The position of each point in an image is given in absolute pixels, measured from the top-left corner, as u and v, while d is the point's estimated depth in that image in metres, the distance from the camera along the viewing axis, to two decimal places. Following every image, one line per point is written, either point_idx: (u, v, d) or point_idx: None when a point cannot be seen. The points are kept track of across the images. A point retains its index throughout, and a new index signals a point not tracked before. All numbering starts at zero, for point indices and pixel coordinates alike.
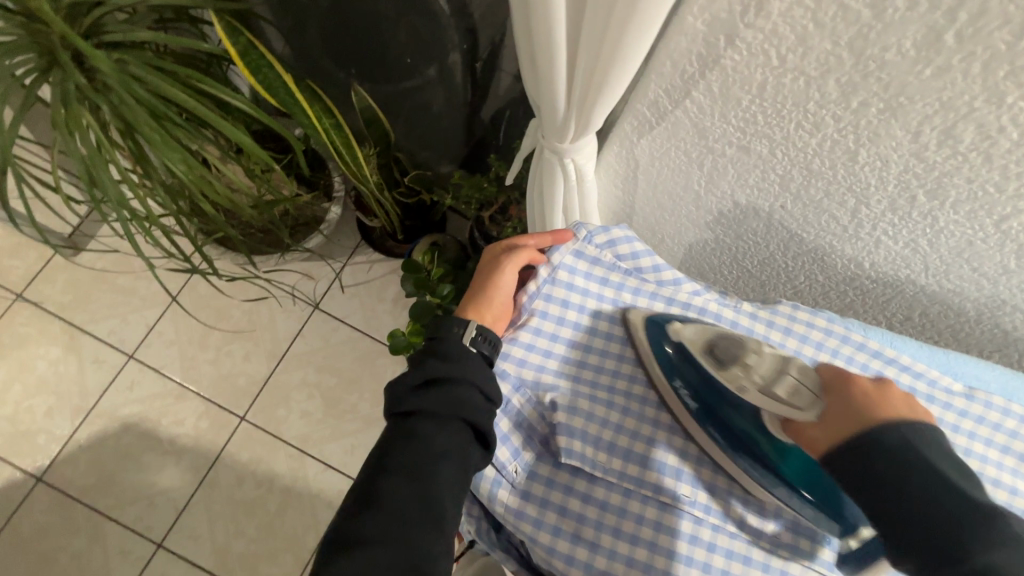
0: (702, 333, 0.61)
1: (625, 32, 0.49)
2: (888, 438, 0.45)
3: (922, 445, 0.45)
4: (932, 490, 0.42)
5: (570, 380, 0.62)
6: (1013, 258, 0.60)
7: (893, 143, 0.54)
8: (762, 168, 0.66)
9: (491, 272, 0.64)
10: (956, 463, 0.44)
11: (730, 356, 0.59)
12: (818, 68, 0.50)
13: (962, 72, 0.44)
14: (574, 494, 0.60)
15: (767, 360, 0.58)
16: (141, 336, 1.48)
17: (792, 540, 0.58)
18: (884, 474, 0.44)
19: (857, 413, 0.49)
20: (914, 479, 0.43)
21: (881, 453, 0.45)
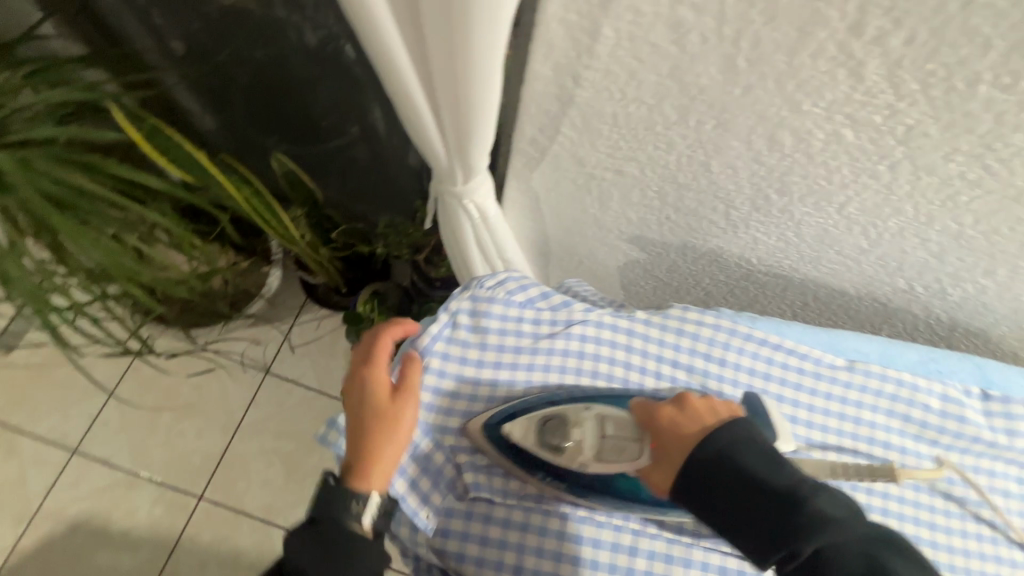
0: (529, 424, 0.60)
1: (473, 85, 0.53)
2: (706, 459, 0.50)
3: (733, 450, 0.50)
4: (758, 493, 0.47)
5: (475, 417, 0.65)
6: (863, 240, 0.67)
7: (735, 152, 0.60)
8: (639, 187, 0.73)
9: (382, 418, 0.59)
10: (770, 456, 0.50)
11: (561, 439, 0.59)
12: (654, 97, 0.57)
13: (762, 89, 0.51)
14: (494, 522, 0.63)
15: (588, 431, 0.58)
16: (85, 428, 1.43)
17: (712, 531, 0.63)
18: (719, 495, 0.49)
19: (674, 444, 0.53)
20: (741, 489, 0.48)
21: (702, 473, 0.50)
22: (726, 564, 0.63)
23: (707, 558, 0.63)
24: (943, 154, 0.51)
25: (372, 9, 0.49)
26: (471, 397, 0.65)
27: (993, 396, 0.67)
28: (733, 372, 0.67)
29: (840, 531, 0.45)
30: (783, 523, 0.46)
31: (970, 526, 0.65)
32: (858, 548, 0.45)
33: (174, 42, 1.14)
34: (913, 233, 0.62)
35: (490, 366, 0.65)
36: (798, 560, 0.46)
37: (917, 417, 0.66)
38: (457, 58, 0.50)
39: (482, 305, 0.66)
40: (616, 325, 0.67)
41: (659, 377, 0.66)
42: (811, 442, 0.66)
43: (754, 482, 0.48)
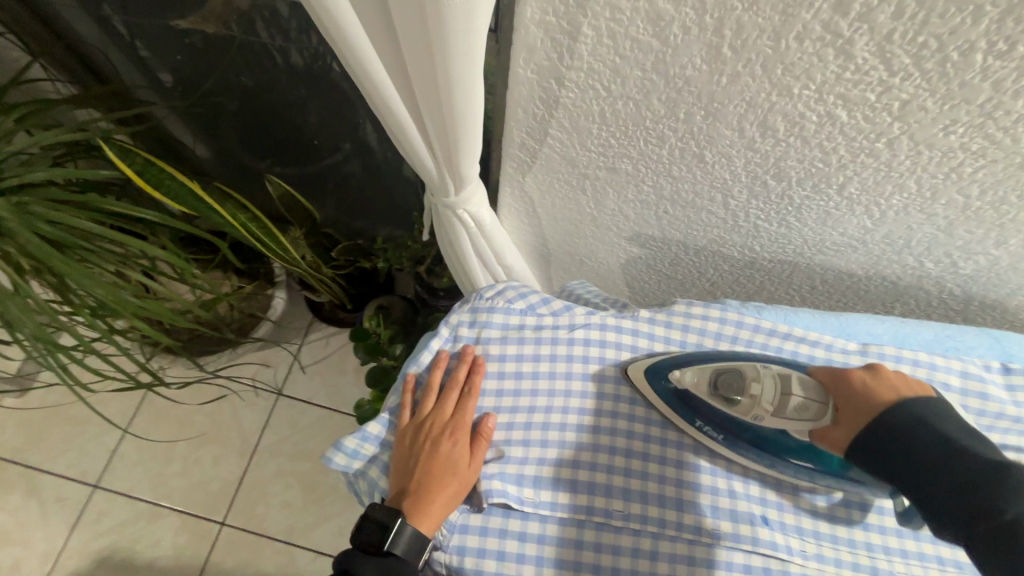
0: (703, 373, 0.60)
1: (458, 93, 0.51)
2: (902, 416, 0.49)
3: (932, 418, 0.49)
4: (954, 454, 0.45)
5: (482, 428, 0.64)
6: (867, 219, 0.65)
7: (727, 142, 0.59)
8: (634, 183, 0.71)
9: (458, 472, 0.62)
10: (968, 432, 0.48)
11: (734, 392, 0.58)
12: (640, 92, 0.56)
13: (749, 75, 0.50)
14: (509, 536, 0.61)
15: (769, 387, 0.57)
16: (104, 463, 1.44)
17: (732, 528, 0.61)
18: (905, 454, 0.47)
19: (861, 402, 0.53)
20: (932, 449, 0.46)
21: (895, 425, 0.49)
22: (751, 562, 0.60)
23: (729, 558, 0.60)
24: (942, 127, 0.49)
25: (349, 34, 0.48)
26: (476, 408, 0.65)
27: (1014, 369, 0.63)
28: None
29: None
30: (976, 486, 0.43)
31: None
32: None
33: (163, 74, 1.14)
34: (918, 208, 0.61)
35: (493, 377, 0.65)
36: (998, 520, 0.42)
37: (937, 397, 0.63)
38: (438, 69, 0.48)
39: (482, 315, 0.66)
40: (619, 327, 0.66)
41: None
42: None
43: (948, 445, 0.46)
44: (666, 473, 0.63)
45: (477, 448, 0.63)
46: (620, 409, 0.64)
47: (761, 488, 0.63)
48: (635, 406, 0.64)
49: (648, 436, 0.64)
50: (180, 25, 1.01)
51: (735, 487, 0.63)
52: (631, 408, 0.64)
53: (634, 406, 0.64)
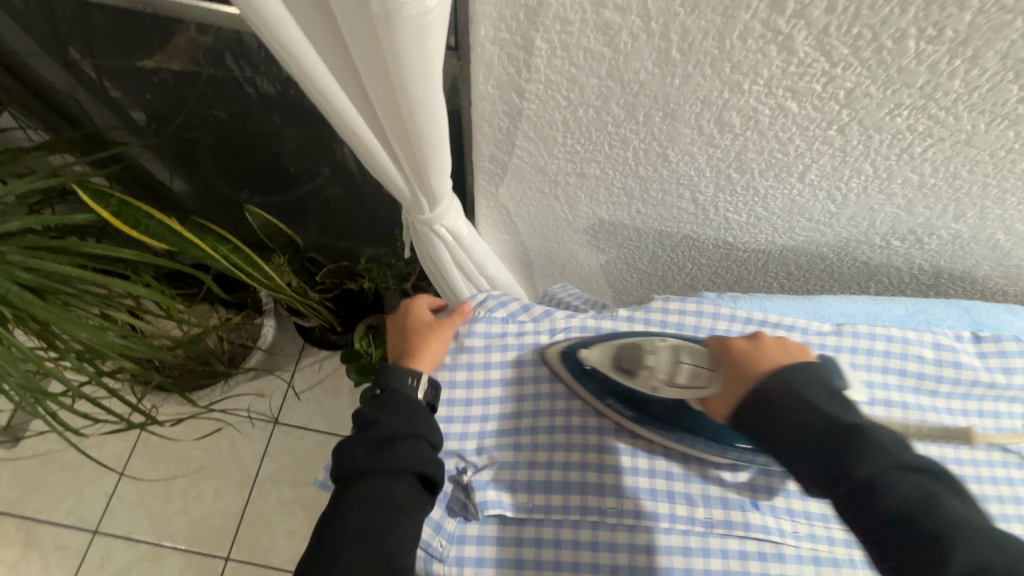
0: (606, 350, 0.62)
1: (420, 108, 0.51)
2: (773, 385, 0.50)
3: (801, 384, 0.49)
4: (818, 420, 0.47)
5: (475, 438, 0.64)
6: (831, 204, 0.67)
7: (689, 140, 0.61)
8: (604, 185, 0.73)
9: (430, 326, 0.66)
10: (832, 390, 0.49)
11: (633, 364, 0.60)
12: (598, 98, 0.57)
13: (700, 75, 0.51)
14: (507, 544, 0.62)
15: (664, 357, 0.59)
16: (103, 507, 1.43)
17: (723, 516, 0.62)
18: (777, 420, 0.49)
19: (740, 374, 0.54)
20: (801, 416, 0.47)
21: (766, 396, 0.50)
22: (746, 548, 0.61)
23: (726, 545, 0.61)
24: (888, 110, 0.51)
25: (304, 63, 0.49)
26: (466, 417, 0.64)
27: (985, 337, 0.65)
28: None
29: (895, 459, 0.44)
30: (834, 450, 0.45)
31: (1006, 471, 0.63)
32: (909, 475, 0.44)
33: (134, 112, 1.15)
34: (877, 189, 0.62)
35: (479, 385, 0.65)
36: (850, 483, 0.44)
37: (913, 370, 0.65)
38: (396, 86, 0.49)
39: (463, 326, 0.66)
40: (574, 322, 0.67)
41: None
42: None
43: (815, 411, 0.47)
44: (657, 467, 0.63)
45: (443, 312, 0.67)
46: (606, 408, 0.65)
47: (749, 476, 0.64)
48: None
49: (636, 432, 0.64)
50: (147, 64, 1.02)
51: (724, 477, 0.64)
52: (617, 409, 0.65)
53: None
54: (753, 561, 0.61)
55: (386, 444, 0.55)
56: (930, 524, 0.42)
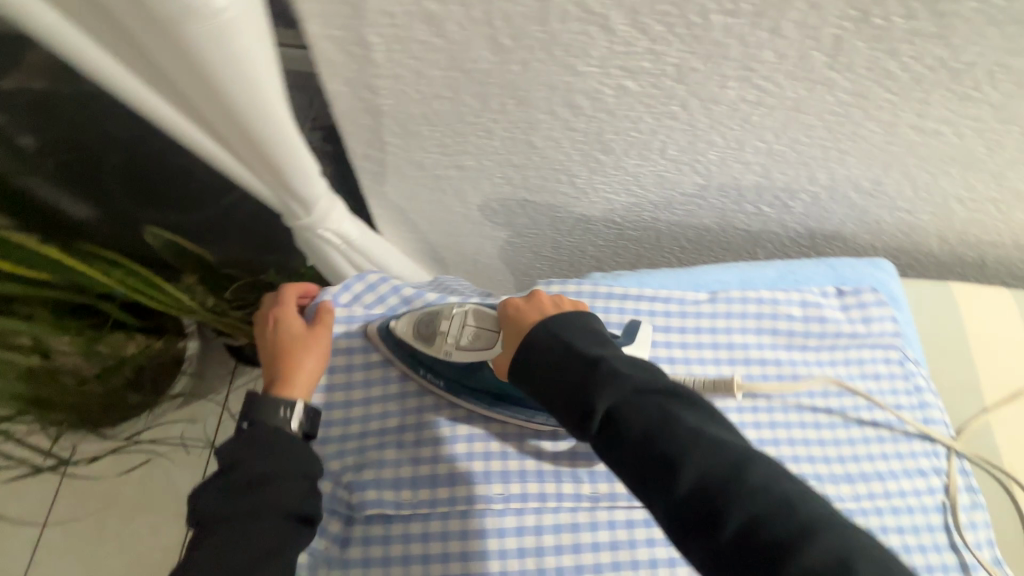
0: (410, 319, 0.64)
1: (261, 126, 0.51)
2: (539, 335, 0.51)
3: (562, 330, 0.50)
4: (567, 359, 0.48)
5: (356, 439, 0.64)
6: (698, 177, 0.69)
7: (549, 126, 0.62)
8: (484, 176, 0.73)
9: (296, 349, 0.63)
10: (588, 333, 0.50)
11: (432, 331, 0.62)
12: (448, 89, 0.57)
13: (536, 60, 0.52)
14: (394, 541, 0.61)
15: (455, 323, 0.61)
16: (28, 558, 1.34)
17: (608, 489, 0.63)
18: (540, 368, 0.49)
19: (515, 331, 0.55)
20: (557, 360, 0.48)
21: (534, 348, 0.50)
22: (632, 517, 0.63)
23: (612, 517, 0.63)
24: (717, 83, 0.53)
25: (122, 77, 0.48)
26: (346, 420, 0.65)
27: (847, 291, 0.70)
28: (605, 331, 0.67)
29: (635, 386, 0.45)
30: (580, 386, 0.46)
31: (877, 414, 0.67)
32: (646, 400, 0.44)
33: (21, 137, 1.02)
34: (733, 159, 0.65)
35: (359, 387, 0.66)
36: (594, 417, 0.44)
37: (784, 328, 0.69)
38: (228, 105, 0.48)
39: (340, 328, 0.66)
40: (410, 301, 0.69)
41: None
42: (705, 362, 0.67)
43: (568, 354, 0.48)
44: (543, 449, 0.64)
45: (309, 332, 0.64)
46: None
47: None
48: None
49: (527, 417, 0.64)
50: None
51: None
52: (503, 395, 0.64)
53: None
54: (640, 528, 0.63)
55: (247, 488, 0.54)
56: (664, 444, 0.42)
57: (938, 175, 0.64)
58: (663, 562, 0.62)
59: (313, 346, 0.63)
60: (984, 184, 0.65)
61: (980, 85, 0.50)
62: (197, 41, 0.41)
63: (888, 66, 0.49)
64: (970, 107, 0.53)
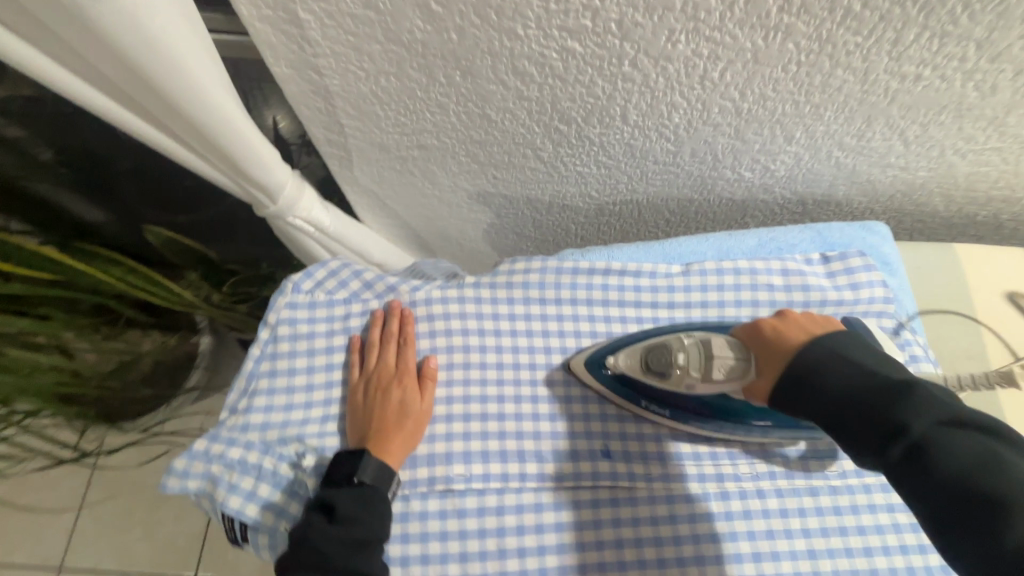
0: (634, 355, 0.59)
1: (200, 116, 0.52)
2: (819, 357, 0.47)
3: (844, 351, 0.47)
4: (866, 379, 0.44)
5: (318, 422, 0.59)
6: (668, 143, 0.65)
7: (500, 96, 0.59)
8: (449, 154, 0.72)
9: (402, 420, 0.57)
10: (886, 364, 0.46)
11: (665, 366, 0.56)
12: (391, 63, 0.56)
13: (471, 26, 0.50)
14: None
15: (694, 354, 0.55)
16: (65, 545, 1.41)
17: (575, 469, 0.60)
18: (831, 387, 0.45)
19: (779, 352, 0.50)
20: (851, 386, 0.44)
21: (821, 373, 0.46)
22: (599, 497, 0.59)
23: (578, 498, 0.59)
24: (666, 38, 0.50)
25: (57, 77, 0.49)
26: (307, 404, 0.59)
27: (832, 256, 0.65)
28: (572, 308, 0.65)
29: (949, 415, 0.41)
30: (885, 407, 0.42)
31: None
32: (968, 434, 0.40)
33: None
34: (701, 121, 0.61)
35: (321, 370, 0.61)
36: (902, 438, 0.41)
37: (763, 299, 0.65)
38: (160, 93, 0.49)
39: (303, 314, 0.62)
40: (372, 285, 0.64)
41: (500, 334, 0.64)
42: None
43: (864, 378, 0.44)
44: (506, 429, 0.61)
45: (416, 403, 0.58)
46: (454, 376, 0.62)
47: (602, 424, 0.62)
48: (468, 370, 0.62)
49: (486, 396, 0.61)
50: None
51: (575, 429, 0.62)
52: (465, 373, 0.62)
53: (484, 369, 0.62)
54: (606, 509, 0.59)
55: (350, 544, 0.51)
56: (987, 483, 0.38)
57: (928, 125, 0.59)
58: (629, 542, 0.58)
59: (414, 424, 0.58)
60: (982, 133, 0.60)
61: (955, 18, 0.45)
62: (109, 23, 0.41)
63: (849, 5, 0.45)
64: (950, 45, 0.48)
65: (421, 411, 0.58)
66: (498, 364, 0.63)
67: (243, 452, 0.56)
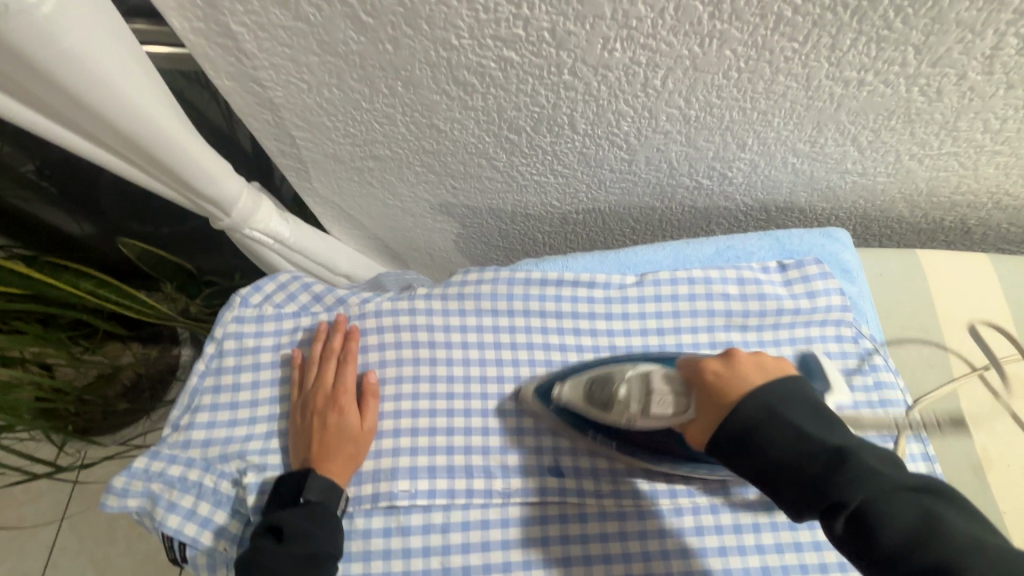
0: (579, 383, 0.57)
1: (139, 132, 0.52)
2: (753, 415, 0.41)
3: (780, 412, 0.41)
4: (799, 447, 0.39)
5: (262, 438, 0.58)
6: (620, 151, 0.65)
7: (445, 106, 0.59)
8: (403, 164, 0.71)
9: (342, 443, 0.56)
10: (823, 418, 0.41)
11: (608, 398, 0.54)
12: (331, 75, 0.55)
13: (404, 37, 0.50)
14: None
15: (634, 386, 0.53)
16: (45, 560, 1.40)
17: (522, 484, 0.58)
18: (764, 454, 0.40)
19: (715, 397, 0.45)
20: (782, 453, 0.40)
21: (753, 438, 0.41)
22: (548, 514, 0.58)
23: (526, 514, 0.58)
24: (601, 46, 0.49)
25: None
26: (252, 419, 0.59)
27: (789, 265, 0.64)
28: (525, 319, 0.64)
29: (887, 480, 0.37)
30: (822, 480, 0.38)
31: None
32: (906, 498, 0.37)
33: None
34: (650, 129, 0.60)
35: (267, 385, 0.60)
36: (842, 513, 0.37)
37: (719, 309, 0.64)
38: (95, 112, 0.49)
39: (250, 328, 0.61)
40: (322, 298, 0.64)
41: (450, 347, 0.62)
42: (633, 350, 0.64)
43: (800, 440, 0.40)
44: (454, 444, 0.59)
45: (356, 424, 0.57)
46: (403, 391, 0.60)
47: (554, 439, 0.61)
48: (416, 383, 0.61)
49: (434, 410, 0.60)
50: None
51: (525, 443, 0.60)
52: (415, 387, 0.61)
53: (434, 382, 0.61)
54: (555, 526, 0.58)
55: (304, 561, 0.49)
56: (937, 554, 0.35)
57: (880, 130, 0.58)
58: (579, 562, 0.57)
59: (355, 446, 0.56)
60: (936, 137, 0.58)
61: (889, 22, 0.44)
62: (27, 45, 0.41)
63: (780, 11, 0.44)
64: (889, 50, 0.47)
65: (363, 431, 0.57)
66: (449, 378, 0.61)
67: (184, 470, 0.56)
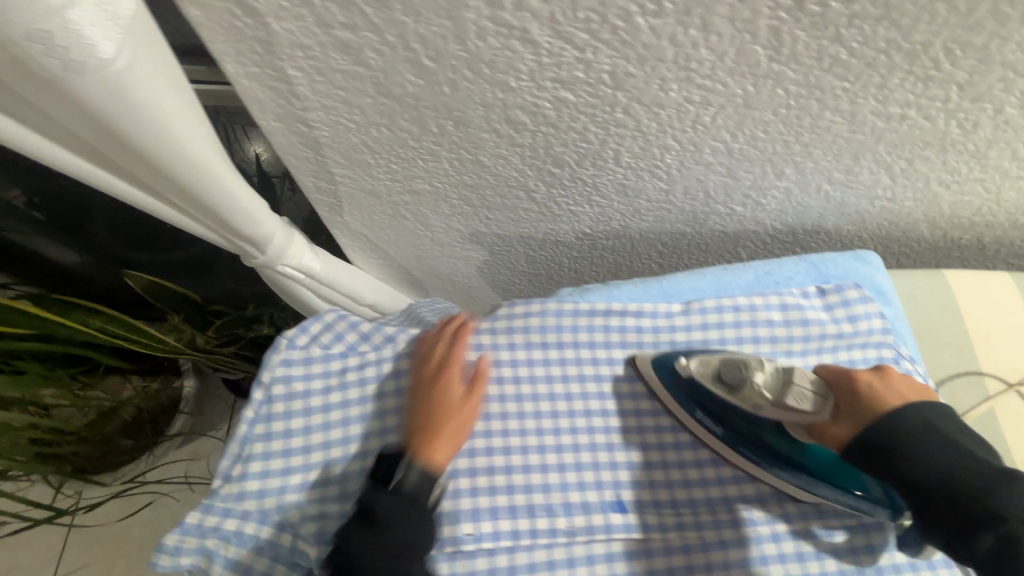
0: (706, 364, 0.59)
1: (191, 177, 0.51)
2: (910, 418, 0.48)
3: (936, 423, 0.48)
4: (957, 464, 0.45)
5: (317, 486, 0.57)
6: (659, 181, 0.66)
7: (493, 143, 0.59)
8: (441, 197, 0.71)
9: (447, 415, 0.57)
10: (972, 439, 0.47)
11: (734, 383, 0.56)
12: (382, 115, 0.55)
13: (463, 80, 0.50)
14: None
15: (772, 375, 0.54)
16: None
17: (584, 522, 0.58)
18: (918, 458, 0.46)
19: (867, 404, 0.51)
20: (940, 464, 0.45)
21: (909, 439, 0.47)
22: (612, 550, 0.58)
23: (590, 552, 0.57)
24: (658, 86, 0.50)
25: (42, 152, 0.48)
26: (305, 466, 0.57)
27: (829, 289, 0.66)
28: (574, 351, 0.64)
29: None
30: (973, 499, 0.43)
31: None
32: None
33: None
34: (692, 161, 0.61)
35: (319, 430, 0.58)
36: (989, 534, 0.42)
37: (763, 335, 0.65)
38: (150, 160, 0.47)
39: (298, 371, 0.60)
40: (369, 337, 0.63)
41: (503, 382, 0.62)
42: None
43: (953, 457, 0.45)
44: (514, 483, 0.59)
45: (462, 400, 0.58)
46: None
47: (611, 473, 0.61)
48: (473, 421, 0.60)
49: (490, 448, 0.59)
50: None
51: (585, 480, 0.60)
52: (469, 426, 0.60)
53: (488, 419, 0.60)
54: (619, 564, 0.57)
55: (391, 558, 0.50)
56: None
57: (914, 160, 0.60)
58: None
59: (458, 421, 0.57)
60: (965, 165, 0.61)
61: (939, 64, 0.46)
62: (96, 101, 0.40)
63: (837, 54, 0.45)
64: (934, 88, 0.49)
65: (468, 409, 0.58)
66: (503, 415, 0.61)
67: (240, 523, 0.54)
